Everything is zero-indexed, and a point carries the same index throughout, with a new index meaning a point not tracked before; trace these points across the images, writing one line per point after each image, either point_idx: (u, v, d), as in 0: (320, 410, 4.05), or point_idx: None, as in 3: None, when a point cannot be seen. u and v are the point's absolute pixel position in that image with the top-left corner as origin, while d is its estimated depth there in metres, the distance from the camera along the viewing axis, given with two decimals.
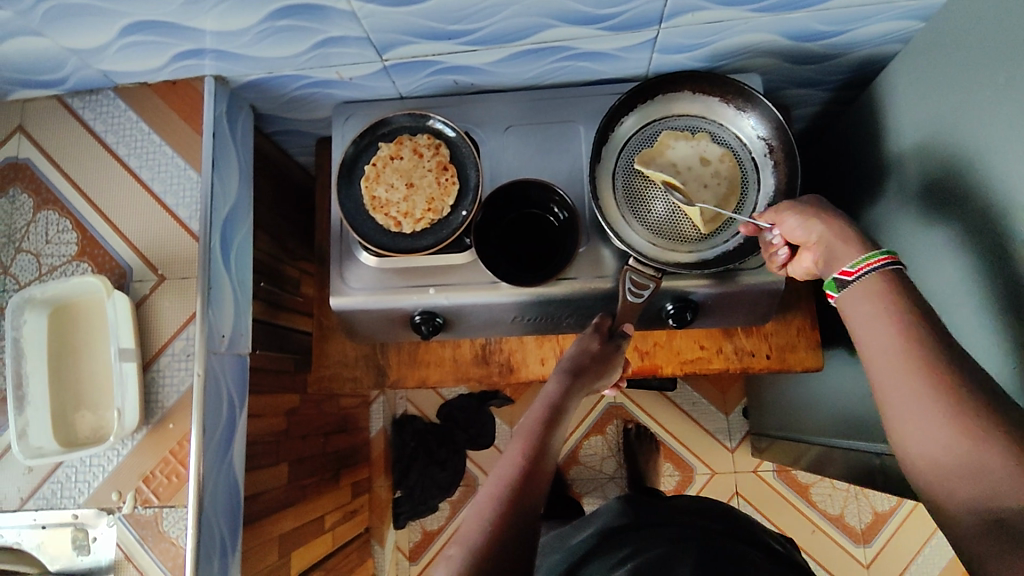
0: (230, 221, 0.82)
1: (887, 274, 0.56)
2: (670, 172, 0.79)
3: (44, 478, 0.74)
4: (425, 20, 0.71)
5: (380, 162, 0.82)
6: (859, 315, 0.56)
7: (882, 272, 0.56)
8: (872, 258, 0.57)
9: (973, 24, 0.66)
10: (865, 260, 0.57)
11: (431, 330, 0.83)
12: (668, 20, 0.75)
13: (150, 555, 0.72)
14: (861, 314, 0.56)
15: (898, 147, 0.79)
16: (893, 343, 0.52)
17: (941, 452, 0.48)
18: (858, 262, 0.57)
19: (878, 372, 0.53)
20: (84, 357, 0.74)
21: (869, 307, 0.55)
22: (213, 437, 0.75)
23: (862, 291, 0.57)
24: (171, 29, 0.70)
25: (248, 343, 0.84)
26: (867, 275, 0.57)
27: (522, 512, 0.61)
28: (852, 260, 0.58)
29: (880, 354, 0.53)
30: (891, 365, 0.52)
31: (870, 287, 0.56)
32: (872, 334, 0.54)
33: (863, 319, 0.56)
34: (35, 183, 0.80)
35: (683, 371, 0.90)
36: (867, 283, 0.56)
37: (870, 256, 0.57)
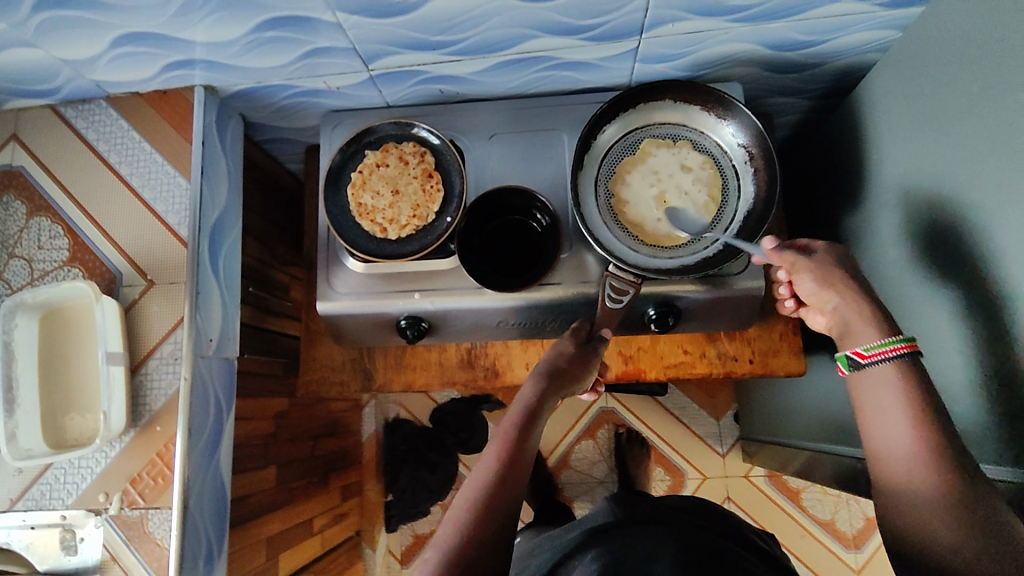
0: (218, 227, 0.83)
1: (902, 361, 0.60)
2: (650, 180, 0.80)
3: (34, 480, 0.76)
4: (409, 31, 0.72)
5: (366, 169, 0.84)
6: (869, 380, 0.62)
7: (898, 360, 0.60)
8: (894, 345, 0.61)
9: (947, 35, 0.67)
10: (886, 346, 0.61)
11: (417, 334, 0.84)
12: (648, 31, 0.76)
13: (136, 556, 0.73)
14: (869, 387, 0.62)
15: (876, 155, 0.80)
16: (892, 415, 0.59)
17: (925, 522, 0.54)
18: (877, 348, 0.62)
19: (875, 437, 0.60)
20: (74, 362, 0.75)
21: (878, 383, 0.61)
22: (199, 440, 0.77)
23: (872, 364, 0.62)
24: (162, 41, 0.72)
25: (235, 347, 0.85)
26: (882, 361, 0.61)
27: (495, 514, 0.62)
28: (867, 345, 0.62)
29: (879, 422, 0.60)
30: (895, 449, 0.58)
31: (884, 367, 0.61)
32: (874, 400, 0.61)
33: (872, 394, 0.61)
34: (28, 190, 0.82)
35: (666, 375, 0.91)
36: (883, 366, 0.61)
37: (893, 343, 0.61)
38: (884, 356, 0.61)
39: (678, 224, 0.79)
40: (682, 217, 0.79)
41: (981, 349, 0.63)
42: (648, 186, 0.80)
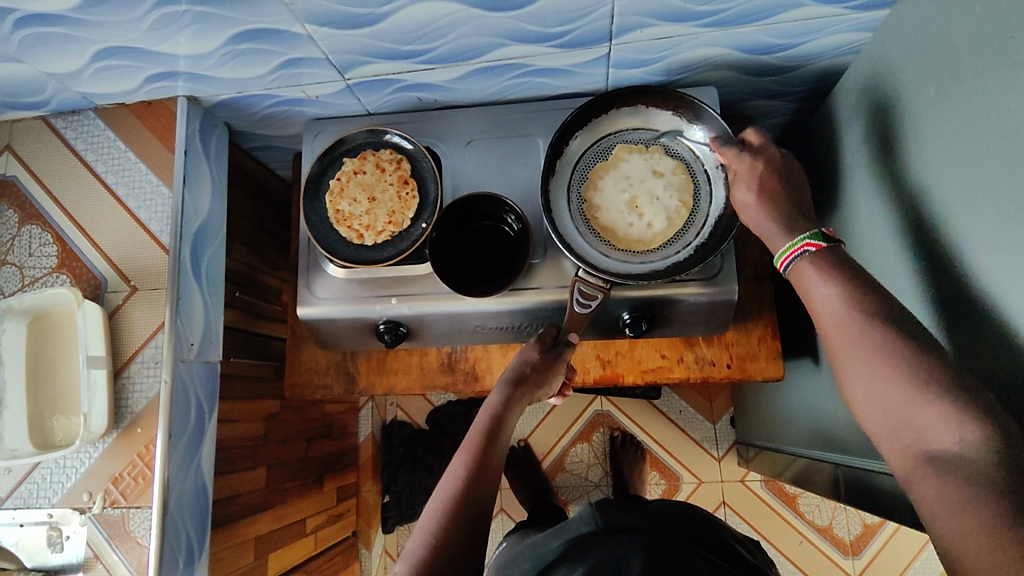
0: (201, 234, 0.86)
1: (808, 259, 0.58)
2: (622, 185, 0.80)
3: (23, 478, 0.79)
4: (379, 40, 0.73)
5: (344, 176, 0.86)
6: (816, 288, 0.57)
7: (801, 260, 0.59)
8: (792, 248, 0.60)
9: (915, 38, 0.66)
10: (787, 252, 0.61)
11: (395, 339, 0.85)
12: (618, 37, 0.75)
13: (117, 554, 0.76)
14: (817, 293, 0.56)
15: (853, 158, 0.79)
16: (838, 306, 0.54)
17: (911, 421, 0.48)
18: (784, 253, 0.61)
19: (840, 343, 0.53)
20: (60, 365, 0.78)
21: (829, 287, 0.55)
22: (180, 442, 0.79)
23: (810, 272, 0.58)
24: (141, 54, 0.73)
25: (218, 351, 0.88)
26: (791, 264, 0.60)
27: (465, 522, 0.63)
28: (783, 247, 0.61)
29: (840, 327, 0.54)
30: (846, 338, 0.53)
31: (817, 269, 0.57)
32: (828, 304, 0.55)
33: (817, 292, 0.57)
34: (20, 199, 0.85)
35: (644, 380, 0.92)
36: (805, 267, 0.58)
37: (791, 247, 0.60)
38: (798, 255, 0.59)
39: (649, 229, 0.79)
40: (653, 222, 0.79)
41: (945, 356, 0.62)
42: (619, 192, 0.80)
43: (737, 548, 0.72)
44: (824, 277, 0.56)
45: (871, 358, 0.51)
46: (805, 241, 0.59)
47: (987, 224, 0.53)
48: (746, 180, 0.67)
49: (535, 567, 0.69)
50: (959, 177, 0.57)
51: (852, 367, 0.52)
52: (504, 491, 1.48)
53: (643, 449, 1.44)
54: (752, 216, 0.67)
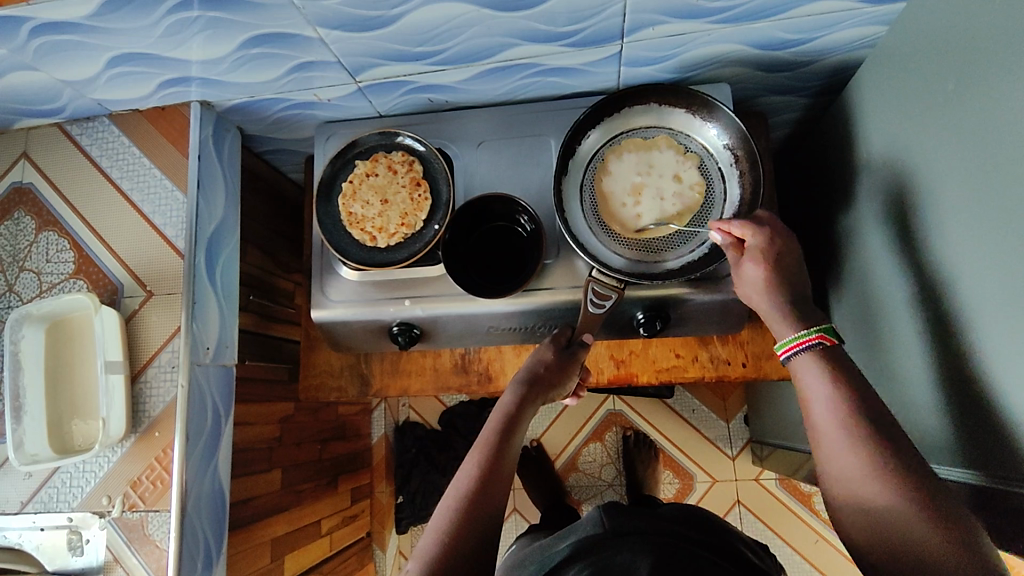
0: (215, 239, 0.86)
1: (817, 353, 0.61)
2: (637, 168, 0.80)
3: (43, 483, 0.80)
4: (390, 43, 0.73)
5: (356, 179, 0.86)
6: (810, 384, 0.60)
7: (812, 351, 0.61)
8: (805, 337, 0.62)
9: (933, 31, 0.65)
10: (798, 339, 0.62)
11: (408, 341, 0.85)
12: (629, 35, 0.74)
13: (136, 557, 0.77)
14: (809, 385, 0.60)
15: (869, 153, 0.78)
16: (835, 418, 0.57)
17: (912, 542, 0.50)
18: (792, 340, 0.63)
19: (830, 440, 0.57)
20: (78, 370, 0.79)
21: (825, 384, 0.59)
22: (197, 444, 0.80)
23: (817, 368, 0.60)
24: (155, 60, 0.74)
25: (233, 354, 0.89)
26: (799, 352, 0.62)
27: (477, 523, 0.63)
28: (789, 335, 0.63)
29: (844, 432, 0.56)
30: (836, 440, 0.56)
31: (815, 362, 0.60)
32: (819, 397, 0.58)
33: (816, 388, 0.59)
34: (37, 206, 0.86)
35: (658, 379, 0.91)
36: (811, 360, 0.61)
37: (804, 336, 0.62)
38: (805, 347, 0.61)
39: (637, 219, 0.78)
40: (644, 214, 0.78)
41: (965, 355, 0.62)
42: (632, 172, 0.80)
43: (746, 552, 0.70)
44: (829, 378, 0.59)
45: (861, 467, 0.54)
46: (818, 333, 0.61)
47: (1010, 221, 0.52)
48: (755, 256, 0.68)
49: (542, 567, 0.70)
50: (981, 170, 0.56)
51: (829, 460, 0.57)
52: (517, 492, 1.47)
53: (656, 448, 1.44)
54: (753, 292, 0.68)
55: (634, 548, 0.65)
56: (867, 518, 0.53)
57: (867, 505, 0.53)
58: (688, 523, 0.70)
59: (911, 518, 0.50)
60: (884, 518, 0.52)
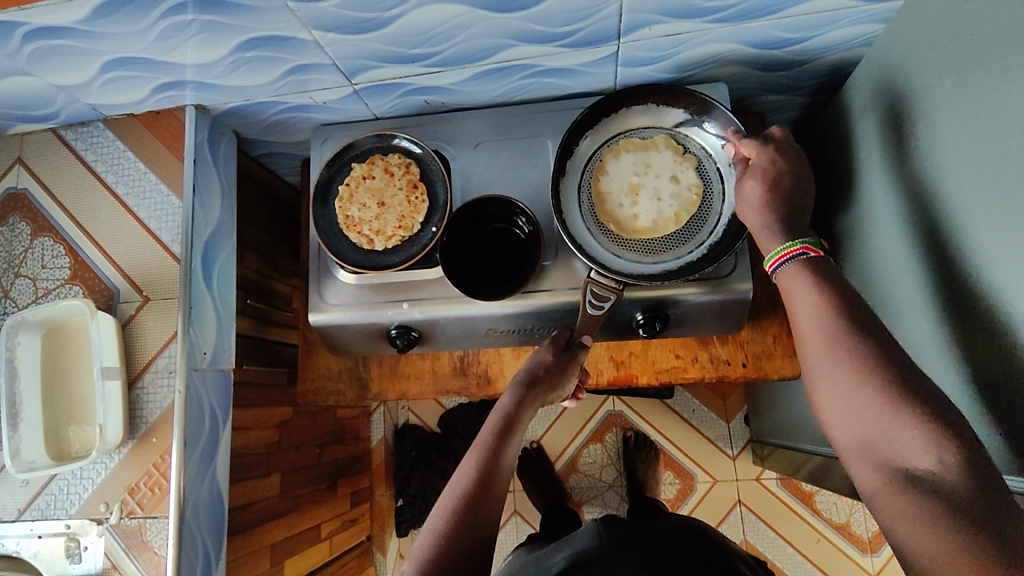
0: (211, 243, 0.86)
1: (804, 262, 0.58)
2: (634, 168, 0.80)
3: (40, 490, 0.79)
4: (386, 45, 0.72)
5: (353, 182, 0.85)
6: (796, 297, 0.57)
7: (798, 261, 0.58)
8: (792, 247, 0.59)
9: (931, 29, 0.64)
10: (787, 249, 0.59)
11: (406, 343, 0.85)
12: (626, 35, 0.74)
13: (135, 564, 0.77)
14: (797, 293, 0.57)
15: (868, 152, 0.78)
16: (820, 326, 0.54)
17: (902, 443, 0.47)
18: (781, 251, 0.59)
19: (817, 349, 0.54)
20: (74, 376, 0.79)
21: (813, 295, 0.55)
22: (196, 450, 0.79)
23: (801, 275, 0.57)
24: (150, 64, 0.73)
25: (231, 359, 0.88)
26: (789, 263, 0.59)
27: (473, 525, 0.63)
28: (776, 247, 0.60)
29: (829, 340, 0.53)
30: (820, 347, 0.54)
31: (799, 271, 0.58)
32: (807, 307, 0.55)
33: (802, 297, 0.56)
34: (32, 212, 0.86)
35: (658, 380, 0.91)
36: (793, 271, 0.58)
37: (791, 245, 0.59)
38: (791, 258, 0.59)
39: (634, 219, 0.78)
40: (641, 215, 0.78)
41: (966, 353, 0.61)
42: (630, 172, 0.80)
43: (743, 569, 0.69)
44: (813, 286, 0.56)
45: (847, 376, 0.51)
46: (804, 245, 0.59)
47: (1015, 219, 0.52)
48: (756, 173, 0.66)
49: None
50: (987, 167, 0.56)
51: (817, 373, 0.54)
52: (517, 494, 1.47)
53: (656, 449, 1.44)
54: (751, 210, 0.65)
55: (630, 561, 0.65)
56: (861, 429, 0.50)
57: (857, 413, 0.50)
58: (684, 539, 0.71)
59: (903, 425, 0.47)
60: (874, 422, 0.49)
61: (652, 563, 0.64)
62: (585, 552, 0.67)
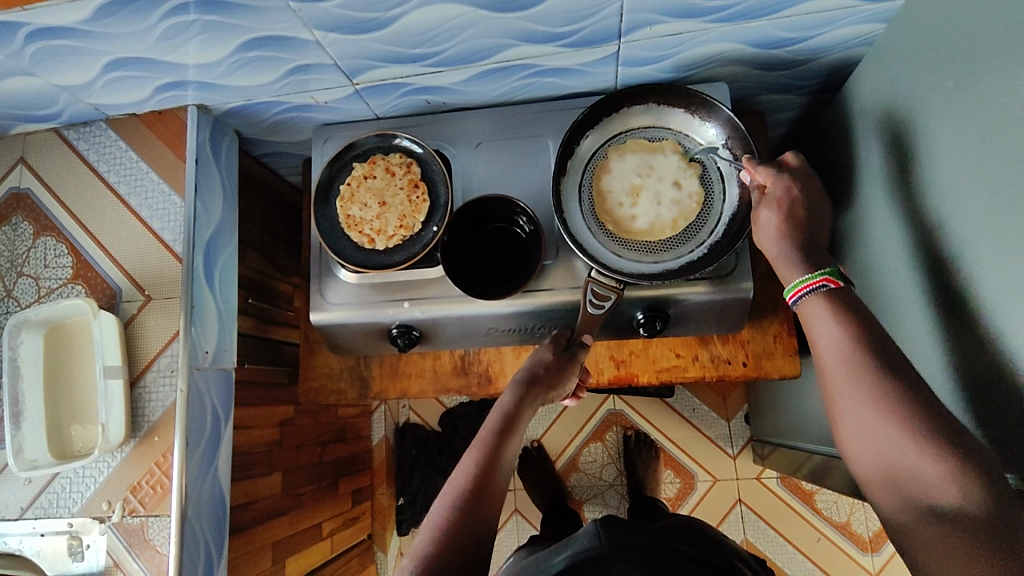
0: (213, 242, 0.86)
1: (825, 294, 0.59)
2: (637, 169, 0.80)
3: (43, 488, 0.80)
4: (387, 45, 0.73)
5: (354, 181, 0.85)
6: (818, 330, 0.58)
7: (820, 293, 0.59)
8: (812, 279, 0.60)
9: (931, 29, 0.64)
10: (807, 281, 0.60)
11: (407, 343, 0.85)
12: (627, 35, 0.74)
13: (137, 562, 0.77)
14: (818, 326, 0.58)
15: (869, 151, 0.78)
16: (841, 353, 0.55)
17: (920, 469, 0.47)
18: (801, 283, 0.60)
19: (839, 382, 0.54)
20: (76, 376, 0.79)
21: (835, 328, 0.56)
22: (197, 448, 0.80)
23: (823, 308, 0.58)
24: (152, 64, 0.74)
25: (232, 358, 0.88)
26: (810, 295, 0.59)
27: (473, 522, 0.63)
28: (797, 279, 0.61)
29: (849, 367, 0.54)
30: (840, 373, 0.54)
31: (822, 302, 0.58)
32: (829, 340, 0.56)
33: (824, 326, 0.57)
34: (35, 212, 0.86)
35: (659, 380, 0.91)
36: (815, 303, 0.59)
37: (811, 278, 0.60)
38: (813, 290, 0.59)
39: (633, 220, 0.79)
40: (640, 216, 0.79)
41: (965, 353, 0.61)
42: (631, 172, 0.80)
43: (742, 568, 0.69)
44: (835, 319, 0.57)
45: (869, 408, 0.51)
46: (825, 276, 0.59)
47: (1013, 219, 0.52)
48: (773, 204, 0.67)
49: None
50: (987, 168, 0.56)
51: (838, 401, 0.54)
52: (518, 493, 1.47)
53: (657, 448, 1.44)
54: (768, 239, 0.66)
55: (631, 561, 0.65)
56: (883, 463, 0.50)
57: (877, 441, 0.51)
58: (683, 539, 0.71)
59: (918, 450, 0.48)
60: (895, 456, 0.49)
61: (653, 564, 0.65)
62: (586, 551, 0.67)
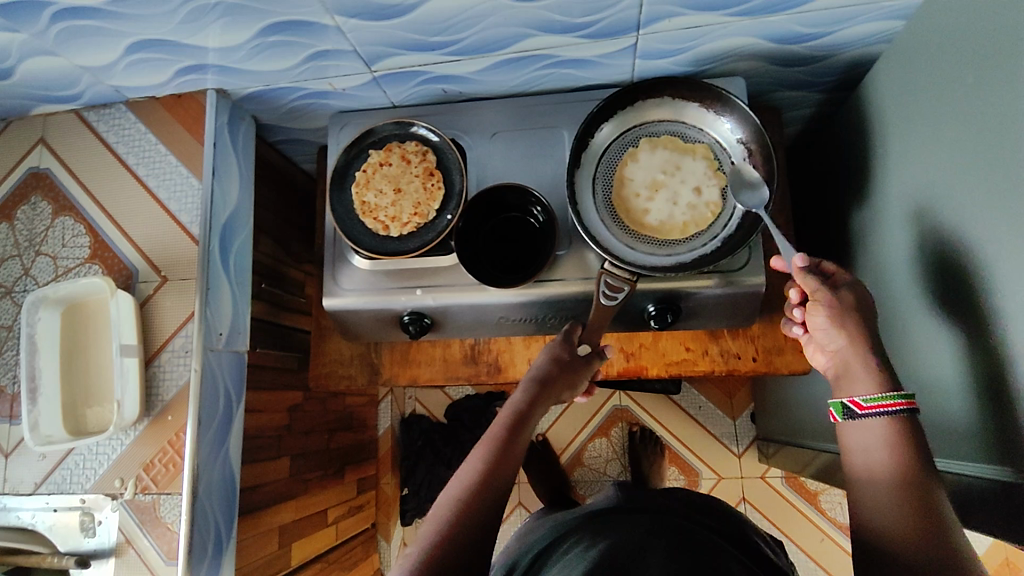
0: (229, 226, 0.87)
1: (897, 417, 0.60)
2: (663, 165, 0.80)
3: (57, 464, 0.81)
4: (407, 32, 0.73)
5: (370, 168, 0.86)
6: (858, 444, 0.61)
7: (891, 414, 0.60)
8: (884, 400, 0.61)
9: (952, 26, 0.64)
10: (877, 401, 0.61)
11: (419, 330, 0.86)
12: (646, 27, 0.74)
13: (148, 539, 0.78)
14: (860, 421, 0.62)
15: (886, 148, 0.78)
16: (876, 436, 0.60)
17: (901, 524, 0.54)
18: (871, 400, 0.61)
19: (863, 454, 0.60)
20: (92, 354, 0.80)
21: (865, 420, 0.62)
22: (209, 429, 0.81)
23: (879, 431, 0.60)
24: (174, 47, 0.75)
25: (245, 341, 0.90)
26: (877, 412, 0.61)
27: (476, 518, 0.63)
28: (865, 396, 0.62)
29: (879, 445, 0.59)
30: (866, 450, 0.60)
31: (874, 422, 0.61)
32: (871, 456, 0.60)
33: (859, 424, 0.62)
34: (54, 191, 0.87)
35: (668, 373, 0.91)
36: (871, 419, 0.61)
37: (882, 398, 0.61)
38: (883, 411, 0.61)
39: (645, 213, 0.79)
40: (653, 211, 0.79)
41: (979, 349, 0.62)
42: (657, 167, 0.80)
43: (760, 543, 0.69)
44: (897, 448, 0.58)
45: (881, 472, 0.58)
46: (903, 400, 0.60)
47: None
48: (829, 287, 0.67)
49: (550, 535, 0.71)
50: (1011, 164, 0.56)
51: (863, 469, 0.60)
52: (522, 485, 1.48)
53: (662, 444, 1.44)
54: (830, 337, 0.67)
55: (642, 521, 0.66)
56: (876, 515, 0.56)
57: (883, 499, 0.56)
58: (704, 512, 0.71)
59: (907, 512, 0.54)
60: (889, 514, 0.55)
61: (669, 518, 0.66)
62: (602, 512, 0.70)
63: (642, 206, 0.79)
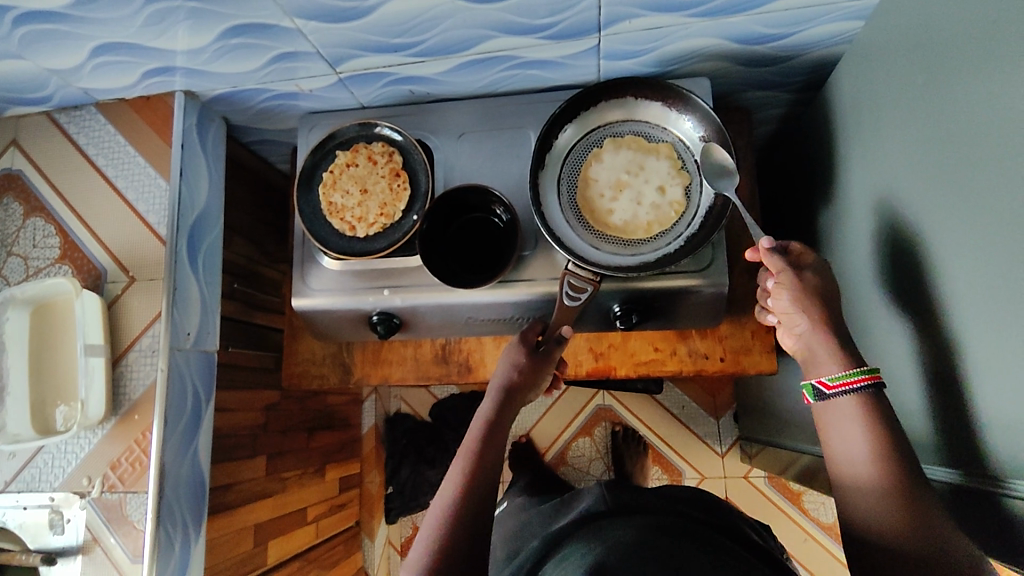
0: (198, 226, 0.88)
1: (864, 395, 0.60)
2: (627, 165, 0.80)
3: (26, 462, 0.82)
4: (368, 34, 0.73)
5: (337, 169, 0.87)
6: (837, 432, 0.61)
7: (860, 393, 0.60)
8: (852, 376, 0.61)
9: (906, 27, 0.64)
10: (845, 378, 0.61)
11: (388, 330, 0.86)
12: (607, 28, 0.75)
13: (115, 537, 0.79)
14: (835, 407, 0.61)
15: (849, 149, 0.78)
16: (852, 426, 0.60)
17: (888, 522, 0.55)
18: (839, 378, 0.61)
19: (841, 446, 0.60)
20: (60, 353, 0.81)
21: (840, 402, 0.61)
22: (177, 427, 0.82)
23: (854, 418, 0.60)
24: (139, 50, 0.75)
25: (215, 341, 0.90)
26: (847, 391, 0.61)
27: (462, 531, 0.63)
28: (832, 374, 0.62)
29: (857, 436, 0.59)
30: (844, 440, 0.60)
31: (847, 405, 0.61)
32: (850, 449, 0.59)
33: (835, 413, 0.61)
34: (25, 193, 0.88)
35: (637, 373, 0.92)
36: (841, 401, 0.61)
37: (851, 375, 0.61)
38: (850, 389, 0.61)
39: (609, 213, 0.79)
40: (616, 211, 0.79)
41: (933, 350, 0.61)
42: (621, 167, 0.80)
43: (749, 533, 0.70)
44: (870, 443, 0.58)
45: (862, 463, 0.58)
46: (869, 376, 0.60)
47: (992, 213, 0.52)
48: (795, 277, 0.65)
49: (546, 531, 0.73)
50: (963, 164, 0.55)
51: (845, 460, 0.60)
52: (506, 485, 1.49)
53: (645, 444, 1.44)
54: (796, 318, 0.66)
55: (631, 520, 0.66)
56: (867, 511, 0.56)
57: (868, 495, 0.57)
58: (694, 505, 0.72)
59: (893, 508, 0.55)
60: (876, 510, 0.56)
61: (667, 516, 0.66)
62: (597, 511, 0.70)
63: (606, 206, 0.79)
